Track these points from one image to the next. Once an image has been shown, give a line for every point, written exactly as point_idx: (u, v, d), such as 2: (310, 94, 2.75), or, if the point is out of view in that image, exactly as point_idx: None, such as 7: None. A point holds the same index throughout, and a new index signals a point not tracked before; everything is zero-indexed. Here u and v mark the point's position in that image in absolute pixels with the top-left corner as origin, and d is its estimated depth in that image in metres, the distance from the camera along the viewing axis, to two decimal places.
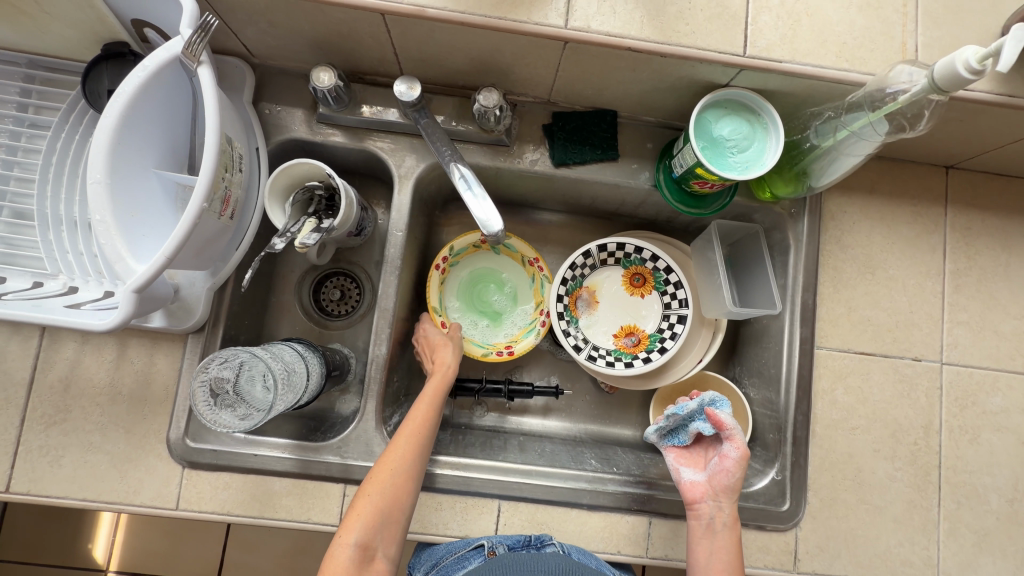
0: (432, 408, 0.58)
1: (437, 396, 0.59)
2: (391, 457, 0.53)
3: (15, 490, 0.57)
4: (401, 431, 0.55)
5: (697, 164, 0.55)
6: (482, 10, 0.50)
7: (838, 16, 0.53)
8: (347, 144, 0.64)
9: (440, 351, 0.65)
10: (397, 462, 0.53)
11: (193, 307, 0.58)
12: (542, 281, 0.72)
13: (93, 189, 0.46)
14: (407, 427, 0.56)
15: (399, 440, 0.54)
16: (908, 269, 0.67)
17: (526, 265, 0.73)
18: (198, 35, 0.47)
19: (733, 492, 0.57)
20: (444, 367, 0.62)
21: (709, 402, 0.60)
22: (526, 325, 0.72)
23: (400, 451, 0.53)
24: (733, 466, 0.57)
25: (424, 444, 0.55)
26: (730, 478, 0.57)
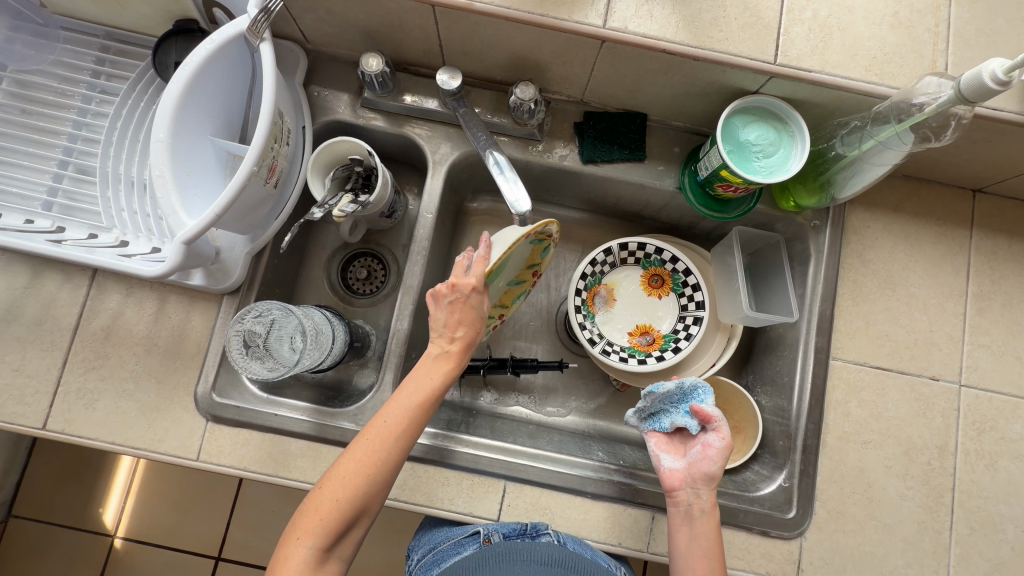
0: (433, 406, 0.51)
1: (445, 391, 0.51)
2: (372, 463, 0.47)
3: (51, 428, 0.60)
4: (390, 431, 0.48)
5: (723, 166, 0.57)
6: (527, 7, 0.53)
7: (870, 32, 0.54)
8: (387, 129, 0.67)
9: (465, 326, 0.52)
10: (378, 470, 0.47)
11: (231, 269, 0.62)
12: (523, 290, 0.68)
13: (155, 147, 0.50)
14: (398, 427, 0.48)
15: (385, 442, 0.48)
16: (930, 288, 0.67)
17: (529, 269, 0.65)
18: (262, 15, 0.51)
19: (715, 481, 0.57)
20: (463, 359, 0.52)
21: (697, 395, 0.59)
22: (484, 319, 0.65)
23: (385, 456, 0.48)
24: (716, 458, 0.57)
25: (411, 445, 0.50)
26: (714, 467, 0.57)
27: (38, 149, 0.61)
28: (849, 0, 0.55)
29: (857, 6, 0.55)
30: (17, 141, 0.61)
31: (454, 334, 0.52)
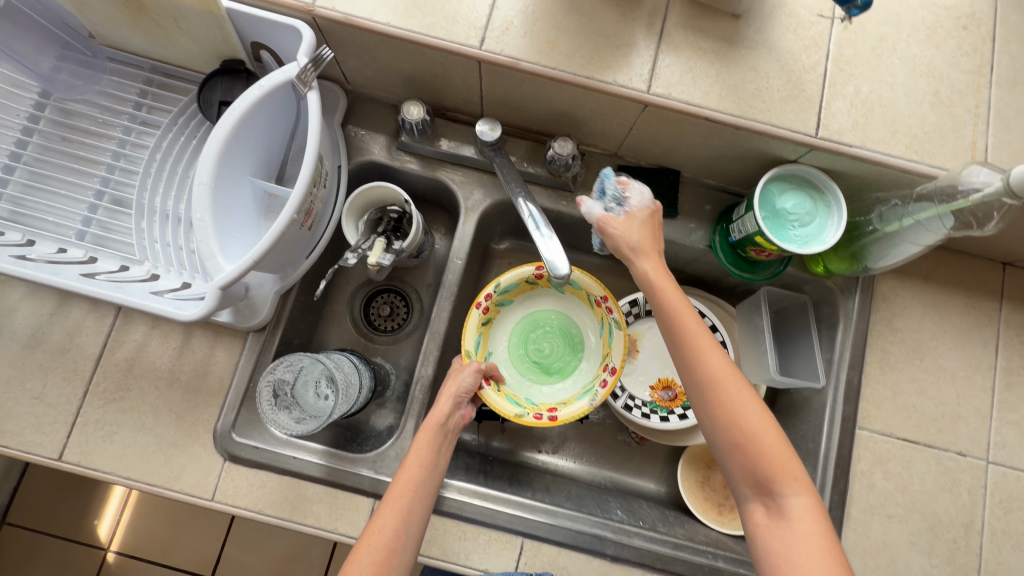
0: (418, 465, 0.52)
1: (423, 447, 0.53)
2: (372, 531, 0.48)
3: (67, 460, 0.59)
4: (385, 497, 0.50)
5: (757, 233, 0.57)
6: (572, 68, 0.54)
7: (911, 109, 0.55)
8: (421, 173, 0.68)
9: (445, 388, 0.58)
10: (377, 536, 0.47)
11: (259, 307, 0.61)
12: (611, 327, 0.63)
13: (197, 189, 0.50)
14: (390, 492, 0.50)
15: (382, 510, 0.49)
16: (958, 360, 0.66)
17: (593, 306, 0.65)
18: (312, 64, 0.53)
19: (653, 242, 0.54)
20: (434, 416, 0.55)
21: (613, 195, 0.56)
22: (585, 385, 0.63)
23: (382, 521, 0.48)
24: (639, 224, 0.54)
25: (410, 513, 0.49)
26: (648, 235, 0.54)
27: (77, 179, 0.61)
28: (891, 77, 0.55)
29: (899, 83, 0.55)
30: (56, 169, 0.61)
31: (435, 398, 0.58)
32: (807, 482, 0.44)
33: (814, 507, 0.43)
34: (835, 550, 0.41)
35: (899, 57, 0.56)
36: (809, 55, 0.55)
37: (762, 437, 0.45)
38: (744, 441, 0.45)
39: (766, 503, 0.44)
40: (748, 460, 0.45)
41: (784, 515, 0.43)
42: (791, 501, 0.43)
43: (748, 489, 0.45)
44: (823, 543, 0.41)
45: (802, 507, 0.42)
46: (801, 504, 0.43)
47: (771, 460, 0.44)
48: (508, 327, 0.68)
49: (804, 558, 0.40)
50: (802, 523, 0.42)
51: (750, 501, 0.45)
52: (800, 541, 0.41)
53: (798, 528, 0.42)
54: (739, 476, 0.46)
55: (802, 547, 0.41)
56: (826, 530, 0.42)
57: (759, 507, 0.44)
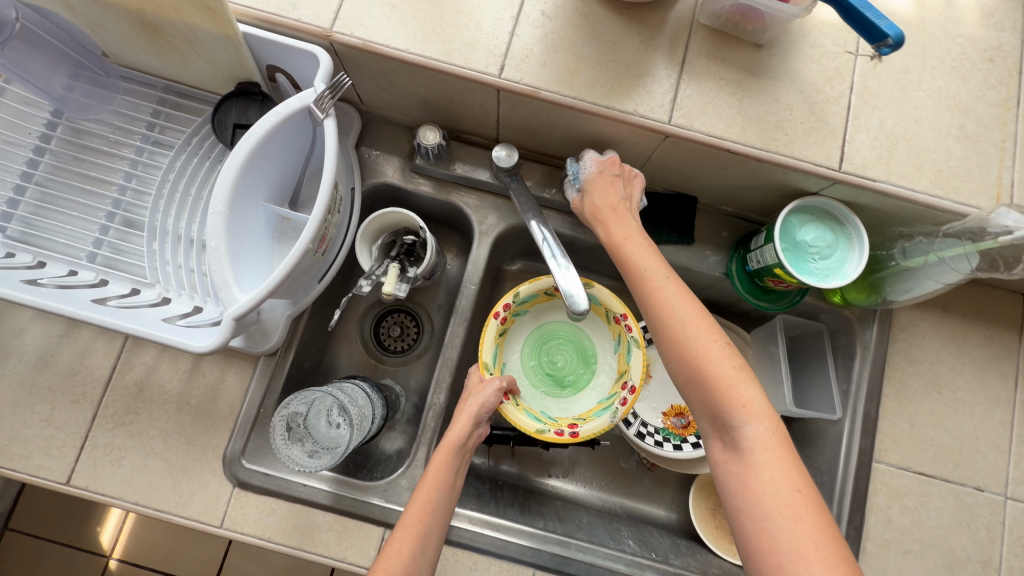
0: (437, 487, 0.50)
1: (443, 468, 0.51)
2: (388, 554, 0.45)
3: (75, 484, 0.58)
4: (402, 519, 0.48)
5: (777, 264, 0.56)
6: (592, 98, 0.53)
7: (936, 143, 0.54)
8: (435, 195, 0.67)
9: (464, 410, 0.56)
10: (394, 560, 0.45)
11: (270, 331, 0.61)
12: (629, 344, 0.62)
13: (212, 218, 0.50)
14: (408, 514, 0.48)
15: (399, 531, 0.47)
16: (976, 393, 0.65)
17: (611, 322, 0.64)
18: (329, 91, 0.52)
19: (602, 197, 0.56)
20: (453, 436, 0.53)
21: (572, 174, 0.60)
22: (603, 400, 0.63)
23: (399, 544, 0.46)
24: (588, 184, 0.58)
25: (428, 537, 0.47)
26: (595, 194, 0.57)
27: (89, 199, 0.60)
28: (916, 109, 0.54)
29: (924, 115, 0.54)
30: (67, 189, 0.61)
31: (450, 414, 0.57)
32: (765, 409, 0.42)
33: (772, 435, 0.41)
34: (791, 479, 0.39)
35: (924, 90, 0.55)
36: (833, 86, 0.54)
37: (717, 369, 0.43)
38: (698, 375, 0.44)
39: (723, 436, 0.43)
40: (703, 394, 0.44)
41: (738, 445, 0.41)
42: (747, 431, 0.41)
43: (709, 424, 0.44)
44: (777, 472, 0.39)
45: (757, 435, 0.41)
46: (757, 432, 0.41)
47: (725, 390, 0.43)
48: (523, 338, 0.68)
49: (753, 488, 0.39)
50: (755, 451, 0.40)
51: (711, 437, 0.44)
52: (753, 474, 0.40)
53: (751, 458, 0.40)
54: (702, 412, 0.45)
55: (756, 477, 0.39)
56: (785, 458, 0.40)
57: (718, 441, 0.43)
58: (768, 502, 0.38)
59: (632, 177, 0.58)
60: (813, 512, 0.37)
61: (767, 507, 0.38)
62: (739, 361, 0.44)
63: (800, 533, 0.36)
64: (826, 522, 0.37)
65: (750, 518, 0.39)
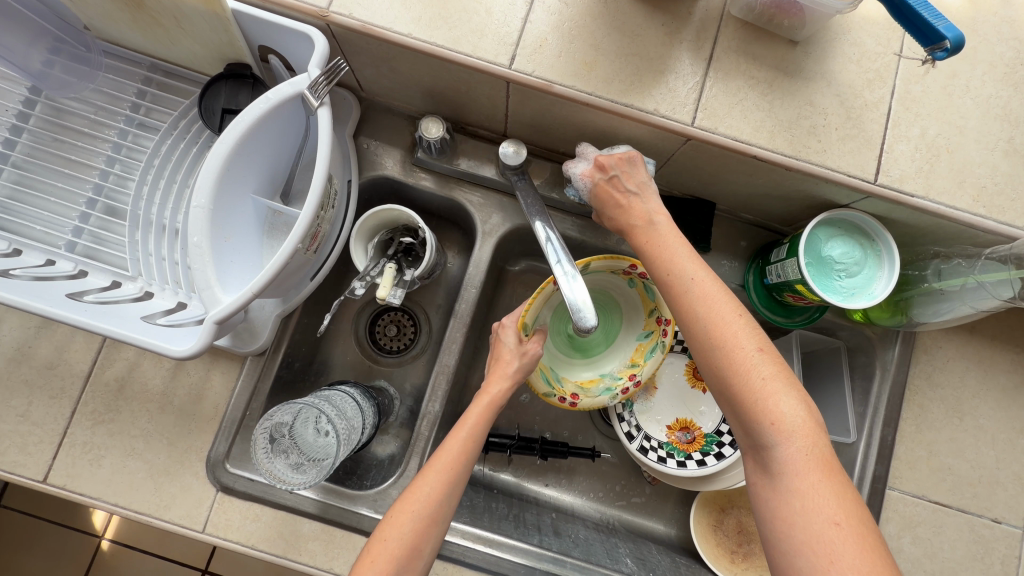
0: (471, 440, 0.48)
1: (480, 422, 0.49)
2: (415, 495, 0.44)
3: (52, 483, 0.56)
4: (433, 461, 0.46)
5: (799, 280, 0.53)
6: (609, 94, 0.49)
7: (980, 158, 0.49)
8: (436, 191, 0.63)
9: (504, 363, 0.54)
10: (422, 503, 0.43)
11: (259, 331, 0.58)
12: (655, 345, 0.59)
13: (194, 213, 0.46)
14: (439, 458, 0.46)
15: (427, 475, 0.45)
16: (1000, 421, 0.62)
17: (650, 316, 0.61)
18: (325, 77, 0.48)
19: (608, 211, 0.54)
20: (494, 393, 0.51)
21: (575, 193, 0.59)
22: (607, 376, 0.62)
23: (427, 488, 0.44)
24: (595, 199, 0.55)
25: (456, 483, 0.45)
26: (604, 211, 0.54)
27: (69, 184, 0.57)
28: (961, 119, 0.50)
29: (969, 126, 0.50)
30: (46, 172, 0.57)
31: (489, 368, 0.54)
32: (801, 425, 0.37)
33: (806, 456, 0.36)
34: (828, 507, 0.34)
35: (972, 97, 0.50)
36: (872, 90, 0.50)
37: (746, 379, 0.39)
38: (727, 387, 0.41)
39: (756, 455, 0.39)
40: (734, 407, 0.40)
41: (769, 467, 0.38)
42: (783, 451, 0.37)
43: (743, 440, 0.41)
44: (810, 500, 0.35)
45: (789, 457, 0.37)
46: (789, 451, 0.37)
47: (752, 404, 0.39)
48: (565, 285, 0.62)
49: (782, 517, 0.36)
50: (787, 472, 0.36)
51: (746, 454, 0.41)
52: (783, 499, 0.36)
53: (782, 483, 0.36)
54: (736, 426, 0.41)
55: (788, 505, 0.36)
56: (824, 483, 0.35)
57: (752, 460, 0.40)
58: (798, 535, 0.34)
59: (631, 161, 0.53)
60: (853, 545, 0.33)
61: (798, 541, 0.34)
62: (776, 370, 0.40)
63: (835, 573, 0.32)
64: (872, 558, 0.32)
65: (780, 550, 0.35)
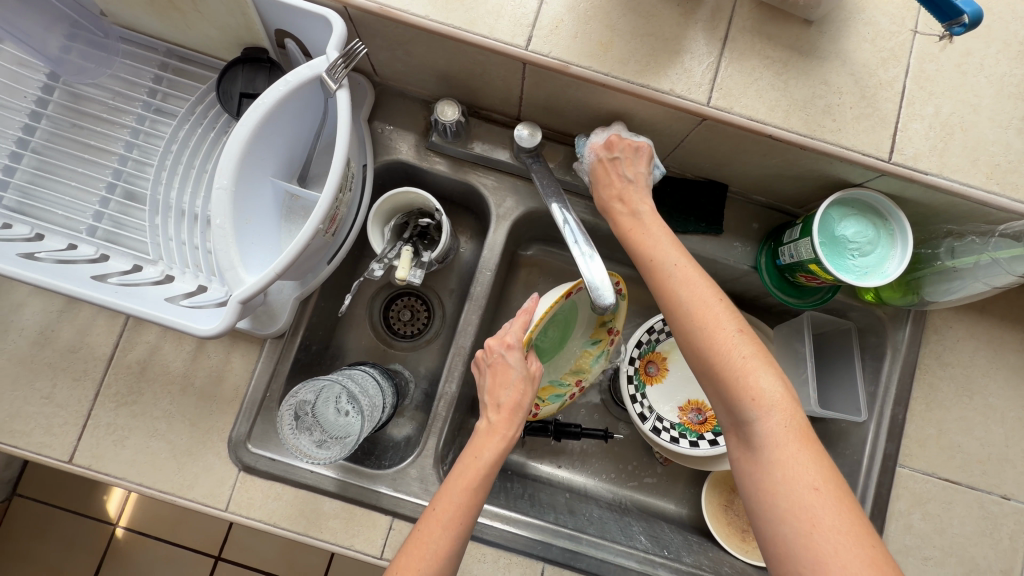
0: (479, 489, 0.46)
1: (493, 469, 0.47)
2: (422, 551, 0.42)
3: (78, 463, 0.57)
4: (438, 512, 0.44)
5: (813, 260, 0.53)
6: (625, 75, 0.50)
7: (994, 135, 0.50)
8: (450, 175, 0.64)
9: (512, 392, 0.52)
10: (429, 560, 0.42)
11: (278, 313, 0.59)
12: (601, 353, 0.67)
13: (217, 194, 0.46)
14: (446, 512, 0.44)
15: (434, 530, 0.43)
16: (1009, 399, 0.62)
17: (602, 327, 0.66)
18: (343, 59, 0.48)
19: (601, 188, 0.55)
20: (507, 435, 0.50)
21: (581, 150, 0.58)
22: (555, 381, 0.66)
23: (434, 543, 0.43)
24: (592, 173, 0.56)
25: (462, 536, 0.44)
26: (597, 187, 0.56)
27: (88, 169, 0.57)
28: (975, 97, 0.50)
29: (983, 104, 0.50)
30: (66, 157, 0.58)
31: (499, 401, 0.51)
32: (779, 399, 0.39)
33: (786, 428, 0.38)
34: (808, 476, 0.36)
35: (987, 76, 0.50)
36: (887, 69, 0.50)
37: (728, 359, 0.41)
38: (708, 366, 0.42)
39: (738, 430, 0.40)
40: (716, 386, 0.42)
41: (751, 441, 0.39)
42: (763, 425, 0.38)
43: (725, 417, 0.42)
44: (792, 469, 0.36)
45: (769, 429, 0.38)
46: (769, 426, 0.38)
47: (733, 382, 0.40)
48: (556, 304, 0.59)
49: (766, 487, 0.37)
50: (767, 446, 0.38)
51: (727, 431, 0.42)
52: (765, 471, 0.37)
53: (763, 455, 0.38)
54: (717, 405, 0.43)
55: (770, 477, 0.37)
56: (804, 452, 0.37)
57: (734, 436, 0.41)
58: (782, 503, 0.36)
59: (637, 150, 0.54)
60: (833, 512, 0.34)
61: (781, 512, 0.35)
62: (754, 349, 0.41)
63: (819, 538, 0.34)
64: (853, 522, 0.34)
65: (765, 520, 0.36)
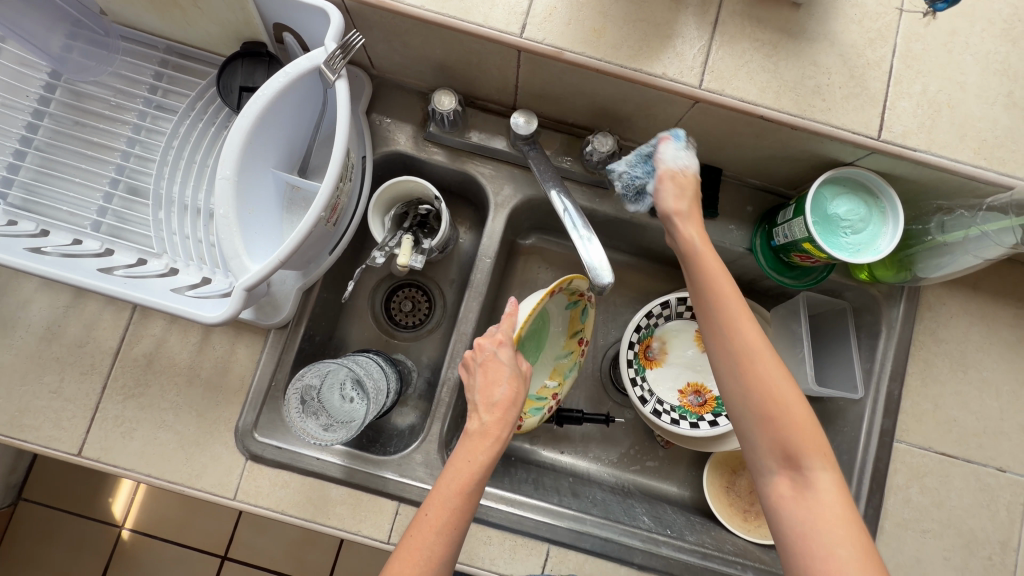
0: (473, 492, 0.43)
1: (487, 472, 0.44)
2: (416, 558, 0.40)
3: (87, 455, 0.58)
4: (429, 515, 0.42)
5: (806, 239, 0.54)
6: (618, 60, 0.50)
7: (981, 112, 0.51)
8: (448, 165, 0.65)
9: (503, 386, 0.47)
10: (423, 567, 0.40)
11: (281, 304, 0.59)
12: (573, 364, 0.68)
13: (220, 184, 0.47)
14: (437, 517, 0.42)
15: (428, 535, 0.41)
16: (1003, 374, 0.63)
17: (573, 337, 0.67)
18: (341, 51, 0.49)
19: (692, 200, 0.48)
20: (499, 435, 0.45)
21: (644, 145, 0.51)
22: (532, 397, 0.66)
23: (429, 549, 0.41)
24: (687, 177, 0.48)
25: (456, 541, 0.42)
26: (689, 195, 0.48)
27: (91, 165, 0.58)
28: (962, 75, 0.51)
29: (969, 82, 0.51)
30: (69, 155, 0.58)
31: (492, 398, 0.47)
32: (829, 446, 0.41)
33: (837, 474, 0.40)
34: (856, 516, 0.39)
35: (972, 54, 0.51)
36: (874, 49, 0.51)
37: (790, 406, 0.41)
38: (769, 412, 0.41)
39: (788, 472, 0.41)
40: (771, 432, 0.41)
41: (807, 483, 0.40)
42: (819, 471, 0.40)
43: (770, 460, 0.42)
44: (846, 509, 0.39)
45: (826, 475, 0.40)
46: (826, 472, 0.40)
47: (797, 429, 0.41)
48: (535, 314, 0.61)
49: (824, 528, 0.39)
50: (826, 490, 0.40)
51: (772, 472, 0.42)
52: (825, 512, 0.39)
53: (822, 497, 0.40)
54: (759, 447, 0.42)
55: (829, 517, 0.39)
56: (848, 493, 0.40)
57: (783, 477, 0.41)
58: (842, 540, 0.38)
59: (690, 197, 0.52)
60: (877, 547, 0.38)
61: (840, 547, 0.38)
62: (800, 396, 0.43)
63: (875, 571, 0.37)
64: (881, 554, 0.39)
65: (821, 559, 0.38)
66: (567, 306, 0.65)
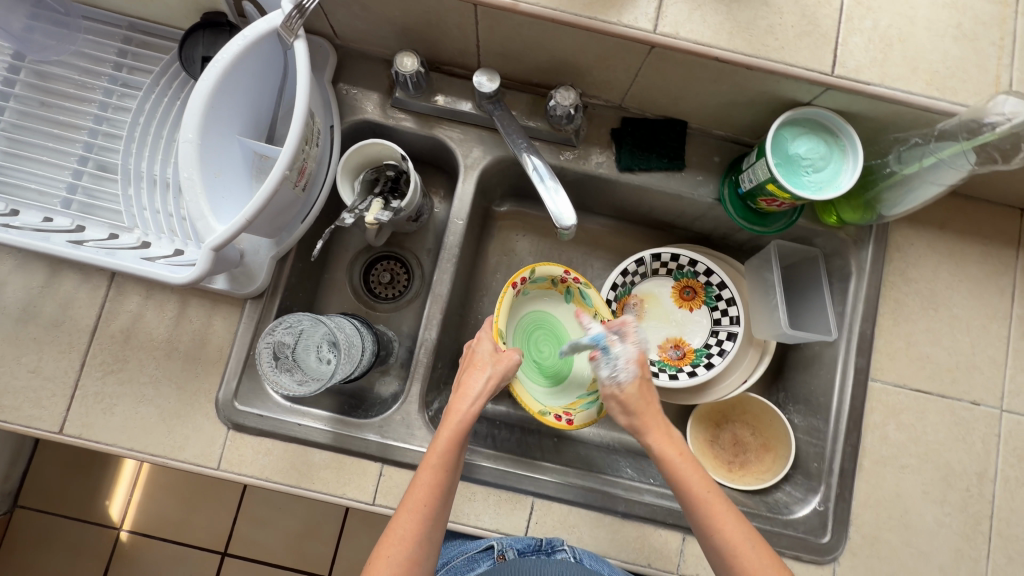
0: (444, 467, 0.46)
1: (452, 447, 0.47)
2: (391, 539, 0.44)
3: (68, 433, 0.58)
4: (406, 499, 0.46)
5: (769, 180, 0.55)
6: (573, 9, 0.51)
7: (932, 44, 0.52)
8: (417, 131, 0.65)
9: (474, 374, 0.51)
10: (398, 547, 0.44)
11: (256, 274, 0.60)
12: None
13: (184, 147, 0.48)
14: (411, 497, 0.45)
15: (402, 515, 0.45)
16: (973, 310, 0.64)
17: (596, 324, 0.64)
18: (297, 12, 0.49)
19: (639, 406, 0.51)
20: (462, 411, 0.49)
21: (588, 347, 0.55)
22: (584, 395, 0.63)
23: (402, 529, 0.44)
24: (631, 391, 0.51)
25: (432, 522, 0.45)
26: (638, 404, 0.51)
27: (58, 144, 0.58)
28: (911, 10, 0.52)
29: (918, 16, 0.52)
30: (36, 134, 0.59)
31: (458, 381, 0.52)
32: None
33: None
34: None
35: None
36: None
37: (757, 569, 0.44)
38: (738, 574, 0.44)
39: None
40: None
41: None
42: None
43: None
44: None
45: None
46: None
47: None
48: (520, 315, 0.65)
49: None
50: None
51: None
52: None
53: None
54: None
55: None
56: None
57: None
58: None
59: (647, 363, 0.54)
60: None
61: None
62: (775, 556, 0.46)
63: None
64: None
65: None
66: (569, 299, 0.66)
